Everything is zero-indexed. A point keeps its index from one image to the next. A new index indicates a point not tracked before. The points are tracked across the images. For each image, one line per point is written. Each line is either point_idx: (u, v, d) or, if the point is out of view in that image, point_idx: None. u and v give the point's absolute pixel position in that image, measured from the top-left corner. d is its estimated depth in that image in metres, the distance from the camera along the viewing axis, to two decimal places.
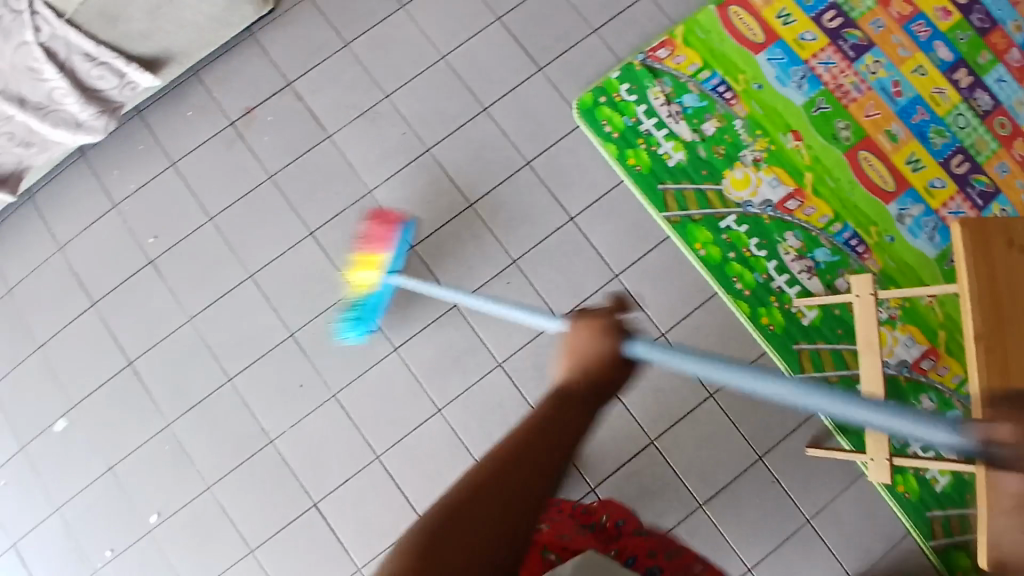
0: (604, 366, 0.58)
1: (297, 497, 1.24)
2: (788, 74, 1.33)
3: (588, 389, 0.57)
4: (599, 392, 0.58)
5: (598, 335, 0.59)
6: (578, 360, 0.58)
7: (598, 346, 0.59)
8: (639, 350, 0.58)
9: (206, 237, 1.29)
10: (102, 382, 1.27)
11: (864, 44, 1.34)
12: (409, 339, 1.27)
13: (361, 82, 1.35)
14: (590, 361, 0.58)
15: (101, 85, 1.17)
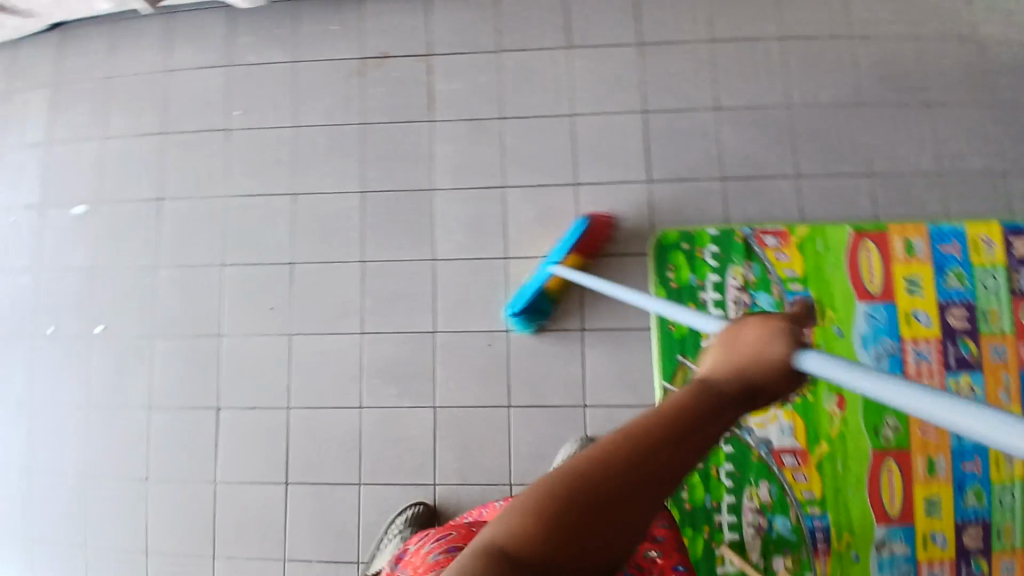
0: (770, 360, 0.40)
1: (208, 393, 1.31)
2: (874, 341, 1.22)
3: (738, 376, 0.39)
4: (760, 385, 0.40)
5: (769, 334, 0.40)
6: (730, 344, 0.41)
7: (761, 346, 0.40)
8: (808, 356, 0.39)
9: (280, 139, 1.35)
10: (132, 198, 1.38)
11: (971, 362, 1.21)
12: (378, 334, 1.30)
13: (489, 91, 1.33)
14: (737, 371, 0.40)
15: None
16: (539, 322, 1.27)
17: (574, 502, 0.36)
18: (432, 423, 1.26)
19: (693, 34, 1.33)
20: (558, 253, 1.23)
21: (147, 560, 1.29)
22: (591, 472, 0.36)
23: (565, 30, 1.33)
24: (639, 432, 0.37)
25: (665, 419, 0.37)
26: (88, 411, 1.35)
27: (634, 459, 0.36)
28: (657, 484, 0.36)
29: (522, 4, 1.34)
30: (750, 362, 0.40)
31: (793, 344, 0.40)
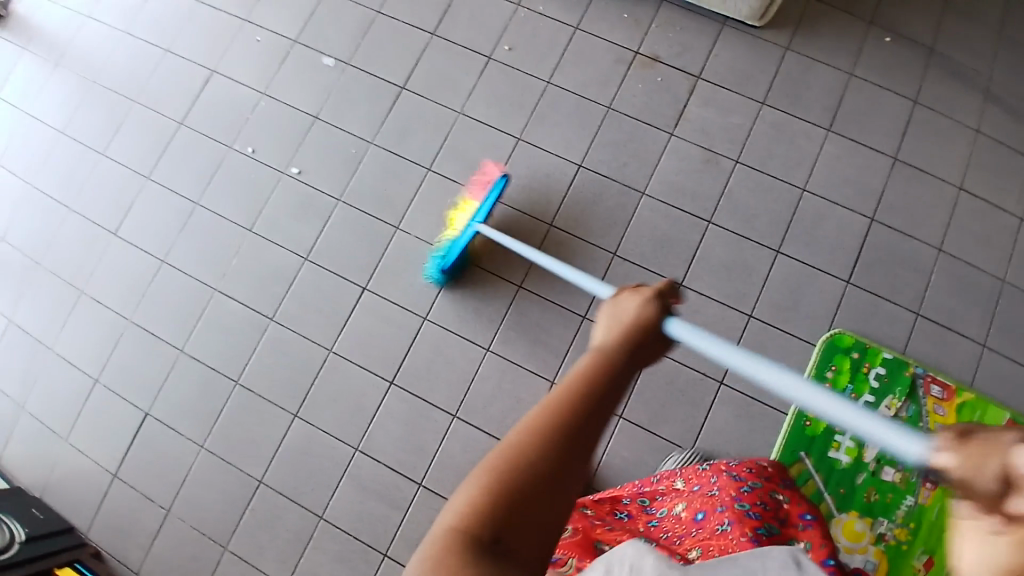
0: (652, 320, 0.55)
1: (361, 270, 1.34)
2: None
3: (633, 342, 0.53)
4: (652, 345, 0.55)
5: (650, 300, 0.57)
6: (617, 315, 0.56)
7: (642, 309, 0.56)
8: (673, 324, 0.57)
9: (531, 86, 1.41)
10: (376, 72, 1.45)
11: None
12: (533, 294, 1.30)
13: (735, 132, 1.37)
14: (621, 339, 0.53)
15: None
16: (453, 275, 1.31)
17: (513, 487, 0.42)
18: (546, 395, 1.26)
19: (943, 173, 1.37)
20: (481, 211, 1.28)
21: (233, 389, 1.31)
22: (521, 463, 0.43)
23: (830, 114, 1.37)
24: (545, 418, 0.45)
25: (560, 400, 0.46)
26: (249, 235, 1.38)
27: (548, 437, 0.44)
28: (582, 453, 0.45)
29: (802, 73, 1.39)
30: (636, 323, 0.55)
31: (660, 305, 0.57)
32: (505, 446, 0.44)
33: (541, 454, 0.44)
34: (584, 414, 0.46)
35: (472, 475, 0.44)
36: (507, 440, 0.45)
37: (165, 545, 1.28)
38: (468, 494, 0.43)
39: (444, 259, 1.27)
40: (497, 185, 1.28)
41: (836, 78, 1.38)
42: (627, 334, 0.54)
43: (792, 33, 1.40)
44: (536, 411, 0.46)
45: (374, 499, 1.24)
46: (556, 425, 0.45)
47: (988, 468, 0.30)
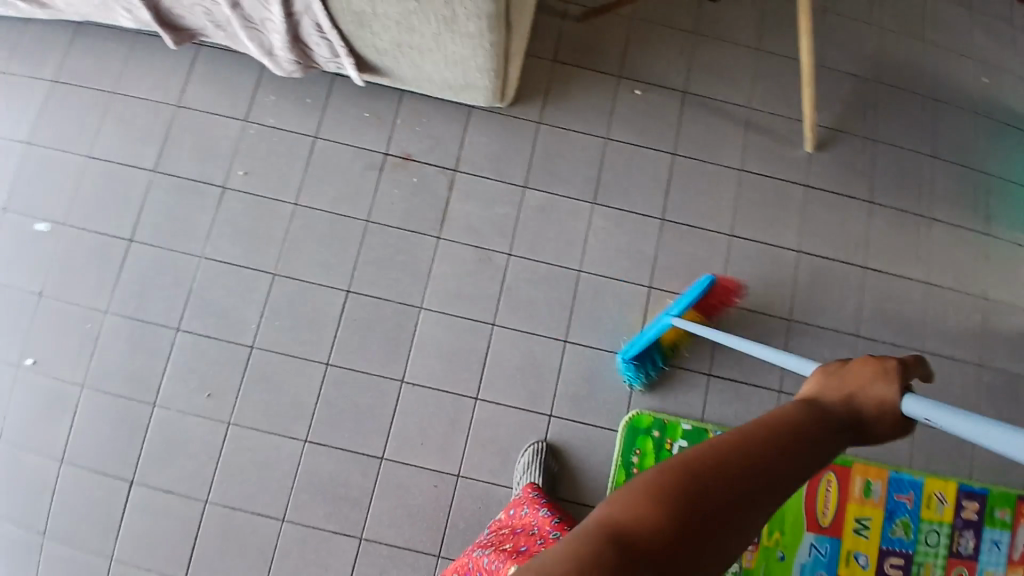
0: (875, 395, 0.52)
1: (122, 468, 1.19)
2: (812, 572, 1.21)
3: (838, 415, 0.50)
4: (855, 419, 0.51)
5: (877, 375, 0.52)
6: (837, 382, 0.53)
7: (867, 382, 0.52)
8: (909, 403, 0.51)
9: (278, 212, 1.26)
10: (100, 228, 1.26)
11: None
12: (321, 446, 1.20)
13: (503, 223, 1.29)
14: (843, 396, 0.52)
15: (316, 50, 1.13)
16: (649, 371, 1.23)
17: (712, 473, 0.43)
18: (352, 553, 1.17)
19: (715, 222, 1.33)
20: (678, 305, 1.18)
21: None
22: (742, 450, 0.44)
23: (594, 184, 1.32)
24: (769, 431, 0.46)
25: (783, 423, 0.47)
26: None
27: (750, 446, 0.45)
28: (770, 494, 0.44)
29: (559, 146, 1.32)
30: (865, 374, 0.53)
31: (896, 383, 0.52)
32: (741, 428, 0.47)
33: (756, 463, 0.44)
34: (789, 454, 0.45)
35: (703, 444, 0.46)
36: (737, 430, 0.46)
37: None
38: (679, 456, 0.45)
39: (631, 348, 1.20)
40: (700, 286, 1.17)
41: (594, 145, 1.33)
42: (849, 395, 0.52)
43: (541, 104, 1.33)
44: (743, 428, 0.47)
45: None
46: (766, 450, 0.44)
47: None
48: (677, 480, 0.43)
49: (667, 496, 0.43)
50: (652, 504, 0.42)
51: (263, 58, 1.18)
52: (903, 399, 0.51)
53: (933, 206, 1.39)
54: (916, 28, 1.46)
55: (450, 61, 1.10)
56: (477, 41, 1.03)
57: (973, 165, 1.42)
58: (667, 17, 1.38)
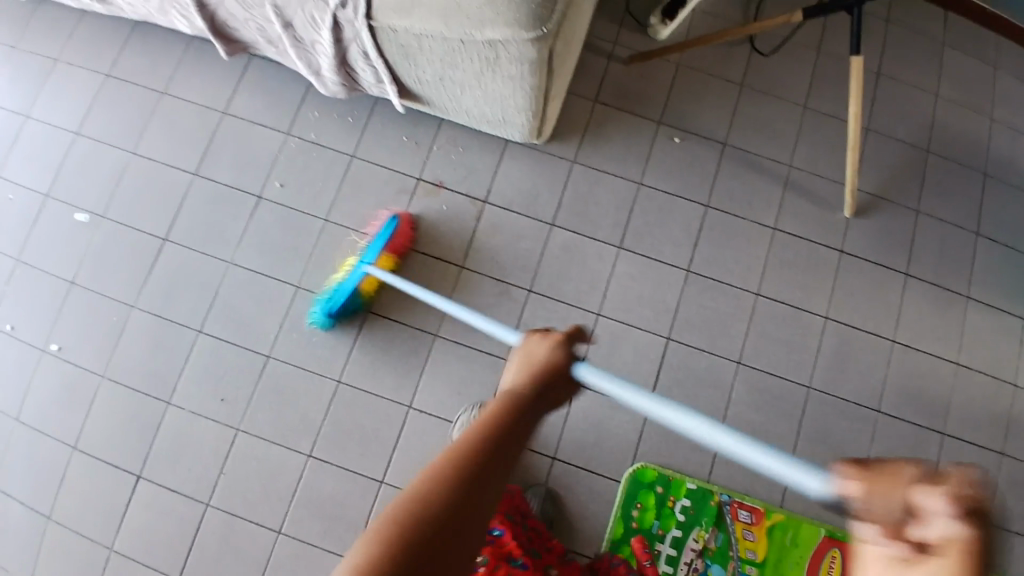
0: (550, 362, 0.64)
1: (133, 459, 1.22)
2: None
3: (535, 380, 0.63)
4: (551, 386, 0.64)
5: (553, 344, 0.66)
6: (527, 359, 0.65)
7: (547, 358, 0.65)
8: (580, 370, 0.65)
9: (307, 228, 1.28)
10: (134, 224, 1.28)
11: None
12: (324, 463, 1.20)
13: (527, 259, 1.29)
14: (533, 372, 0.63)
15: (361, 74, 1.15)
16: (342, 318, 1.23)
17: (436, 491, 0.51)
18: None
19: (741, 280, 1.31)
20: (371, 252, 1.23)
21: None
22: (463, 462, 0.53)
23: (622, 229, 1.31)
24: (481, 435, 0.55)
25: (488, 423, 0.56)
26: (19, 425, 1.25)
27: (467, 455, 0.53)
28: (487, 483, 0.53)
29: (591, 188, 1.32)
30: (543, 357, 0.65)
31: (569, 352, 0.65)
32: (459, 442, 0.55)
33: (472, 467, 0.53)
34: (496, 447, 0.55)
35: (430, 468, 0.52)
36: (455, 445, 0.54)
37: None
38: (411, 494, 0.51)
39: (330, 301, 1.20)
40: (386, 228, 1.24)
41: (627, 190, 1.32)
42: (537, 377, 0.63)
43: (578, 144, 1.33)
44: (469, 426, 0.57)
45: None
46: (477, 453, 0.54)
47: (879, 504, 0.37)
48: (412, 513, 0.49)
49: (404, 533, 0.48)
50: (397, 543, 0.48)
51: (309, 74, 1.20)
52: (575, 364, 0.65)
53: (972, 285, 1.35)
54: (970, 100, 1.43)
55: (489, 98, 1.11)
56: (517, 83, 1.04)
57: (1016, 247, 1.37)
58: (714, 68, 1.37)
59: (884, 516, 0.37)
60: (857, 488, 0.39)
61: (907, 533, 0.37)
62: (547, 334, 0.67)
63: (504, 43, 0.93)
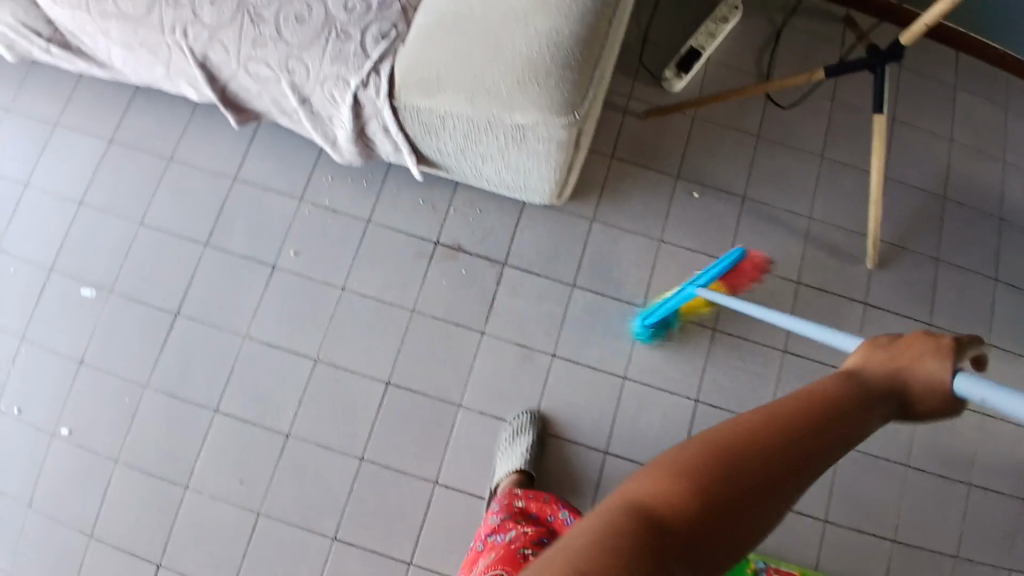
0: (926, 364, 0.51)
1: (152, 546, 1.18)
2: None
3: (900, 378, 0.51)
4: (912, 391, 0.51)
5: (937, 352, 0.51)
6: (891, 356, 0.52)
7: (921, 361, 0.51)
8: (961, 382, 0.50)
9: (324, 298, 1.25)
10: (145, 299, 1.25)
11: None
12: (350, 544, 1.17)
13: (550, 323, 1.27)
14: (888, 368, 0.51)
15: (378, 145, 1.12)
16: (662, 332, 1.26)
17: (731, 453, 0.41)
18: None
19: (764, 337, 1.28)
20: (707, 276, 1.17)
21: None
22: (771, 427, 0.42)
23: (644, 288, 1.29)
24: (806, 404, 0.45)
25: (816, 404, 0.45)
26: (31, 512, 1.20)
27: (778, 432, 0.42)
28: (795, 476, 0.41)
29: (611, 246, 1.30)
30: (905, 355, 0.52)
31: (949, 360, 0.51)
32: (772, 406, 0.45)
33: (790, 439, 0.42)
34: (816, 432, 0.43)
35: (734, 421, 0.43)
36: (768, 407, 0.44)
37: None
38: (705, 443, 0.42)
39: (648, 318, 1.24)
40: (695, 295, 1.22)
41: (648, 247, 1.30)
42: (893, 377, 0.51)
43: (597, 201, 1.31)
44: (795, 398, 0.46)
45: None
46: (797, 429, 0.43)
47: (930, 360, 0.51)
48: (706, 466, 0.40)
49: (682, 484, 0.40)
50: (678, 494, 0.39)
51: (324, 143, 1.17)
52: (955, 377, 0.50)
53: (994, 334, 1.34)
54: (983, 144, 1.42)
55: (513, 168, 1.08)
56: (545, 157, 1.00)
57: None
58: (730, 119, 1.35)
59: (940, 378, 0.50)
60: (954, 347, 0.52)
61: (939, 338, 0.52)
62: (930, 338, 0.53)
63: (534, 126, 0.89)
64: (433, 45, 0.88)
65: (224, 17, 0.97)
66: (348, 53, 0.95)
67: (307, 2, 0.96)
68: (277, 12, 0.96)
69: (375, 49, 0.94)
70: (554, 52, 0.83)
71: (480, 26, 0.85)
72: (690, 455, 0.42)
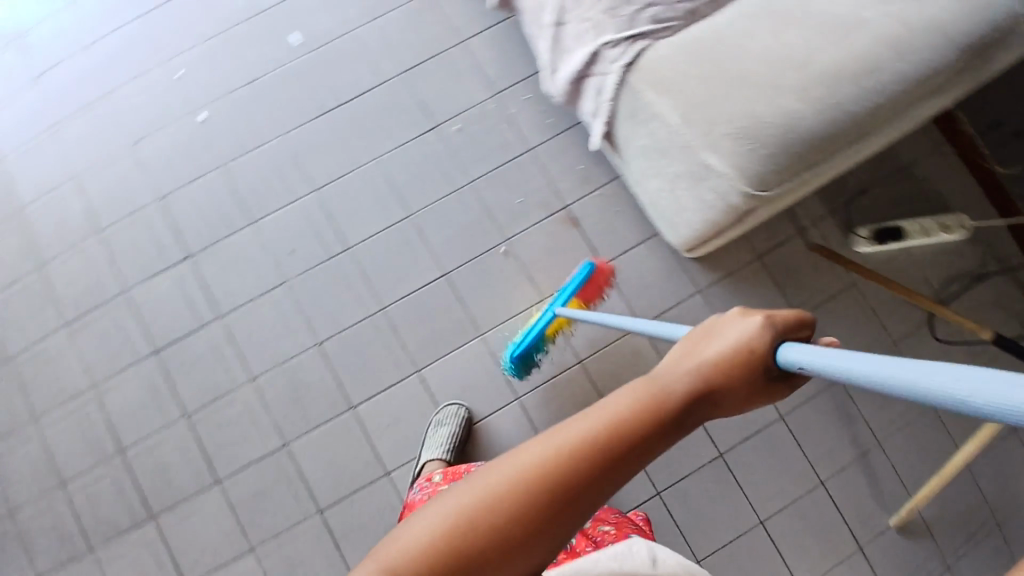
0: (736, 344, 0.50)
1: (189, 240, 1.29)
2: None
3: (699, 365, 0.50)
4: (723, 375, 0.49)
5: (759, 332, 0.50)
6: (709, 340, 0.51)
7: (741, 347, 0.49)
8: (790, 352, 0.48)
9: (453, 177, 1.33)
10: (328, 71, 1.35)
11: None
12: (323, 360, 1.26)
13: (597, 336, 1.26)
14: (696, 365, 0.50)
15: (582, 102, 1.17)
16: (527, 367, 1.19)
17: (506, 511, 0.44)
18: (270, 452, 1.24)
19: (756, 501, 1.27)
20: (564, 294, 1.19)
21: (35, 272, 1.32)
22: (523, 488, 0.44)
23: None
24: (591, 446, 0.45)
25: (581, 452, 0.45)
26: (133, 149, 1.33)
27: (575, 461, 0.45)
28: (573, 511, 0.45)
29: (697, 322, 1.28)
30: (716, 361, 0.50)
31: (772, 338, 0.50)
32: (612, 415, 0.47)
33: (572, 482, 0.44)
34: (597, 471, 0.45)
35: (498, 479, 0.45)
36: (527, 457, 0.45)
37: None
38: (483, 498, 0.45)
39: (518, 346, 1.16)
40: (580, 275, 1.20)
41: None
42: (708, 375, 0.49)
43: (716, 279, 1.30)
44: (613, 412, 0.47)
45: (81, 437, 1.27)
46: (558, 485, 0.44)
47: (736, 336, 0.50)
48: (454, 538, 0.44)
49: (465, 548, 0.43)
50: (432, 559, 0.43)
51: (542, 69, 1.22)
52: (782, 351, 0.49)
53: None
54: None
55: (671, 199, 1.12)
56: (705, 208, 1.04)
57: None
58: (881, 309, 1.30)
59: (755, 344, 0.49)
60: (778, 319, 0.51)
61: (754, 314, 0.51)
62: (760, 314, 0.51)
63: (720, 177, 0.95)
64: (689, 62, 0.96)
65: None
66: (621, 11, 1.02)
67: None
68: None
69: (645, 24, 1.01)
70: (781, 129, 0.89)
71: (744, 73, 0.91)
72: (455, 523, 0.44)
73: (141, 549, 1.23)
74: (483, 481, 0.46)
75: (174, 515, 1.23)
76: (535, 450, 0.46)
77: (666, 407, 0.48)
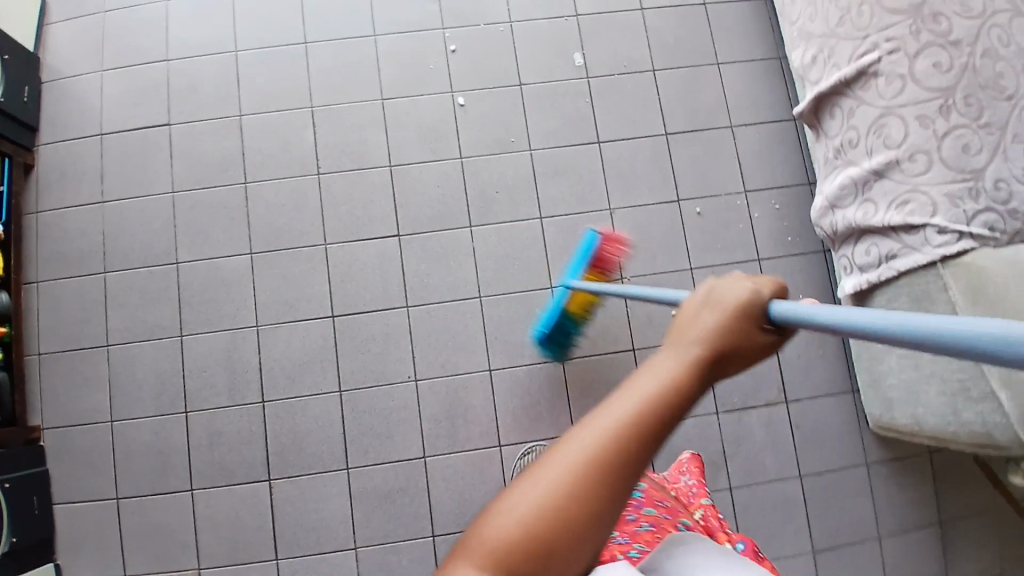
0: (748, 298, 0.37)
1: (407, 221, 1.26)
2: None
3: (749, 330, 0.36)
4: (741, 328, 0.36)
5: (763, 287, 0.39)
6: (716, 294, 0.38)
7: (748, 296, 0.37)
8: (780, 305, 0.37)
9: (677, 258, 1.26)
10: (595, 103, 1.30)
11: None
12: (488, 389, 1.23)
13: (755, 469, 1.24)
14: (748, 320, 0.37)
15: (852, 248, 1.11)
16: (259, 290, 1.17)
17: (592, 510, 0.31)
18: (407, 457, 1.21)
19: None
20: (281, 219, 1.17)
21: (239, 184, 1.26)
22: (573, 491, 0.31)
23: (832, 543, 1.24)
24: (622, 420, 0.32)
25: (626, 425, 0.32)
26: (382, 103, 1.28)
27: (622, 451, 0.32)
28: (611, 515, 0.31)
29: (853, 493, 1.26)
30: (728, 314, 0.36)
31: (771, 294, 0.38)
32: (667, 383, 0.34)
33: (615, 468, 0.32)
34: (649, 452, 0.32)
35: (537, 494, 0.31)
36: (564, 456, 0.32)
37: (68, 226, 1.27)
38: (521, 526, 0.31)
39: None
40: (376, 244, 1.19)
41: (871, 530, 1.25)
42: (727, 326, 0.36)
43: (887, 457, 1.27)
44: (645, 384, 0.34)
45: (225, 364, 1.23)
46: (604, 481, 0.31)
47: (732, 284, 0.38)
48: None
49: (549, 552, 0.30)
50: None
51: (821, 194, 1.16)
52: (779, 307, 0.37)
53: None
54: None
55: (906, 382, 1.09)
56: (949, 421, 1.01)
57: None
58: None
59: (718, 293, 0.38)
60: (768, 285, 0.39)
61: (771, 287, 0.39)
62: (758, 284, 0.38)
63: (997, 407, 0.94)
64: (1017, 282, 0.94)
65: (934, 84, 1.00)
66: (961, 204, 0.97)
67: (986, 145, 0.98)
68: (961, 126, 0.98)
69: (976, 226, 0.97)
70: None
71: None
72: (539, 518, 0.31)
73: (248, 498, 1.20)
74: (534, 486, 0.32)
75: (291, 484, 1.21)
76: (609, 436, 0.32)
77: (703, 356, 0.35)
